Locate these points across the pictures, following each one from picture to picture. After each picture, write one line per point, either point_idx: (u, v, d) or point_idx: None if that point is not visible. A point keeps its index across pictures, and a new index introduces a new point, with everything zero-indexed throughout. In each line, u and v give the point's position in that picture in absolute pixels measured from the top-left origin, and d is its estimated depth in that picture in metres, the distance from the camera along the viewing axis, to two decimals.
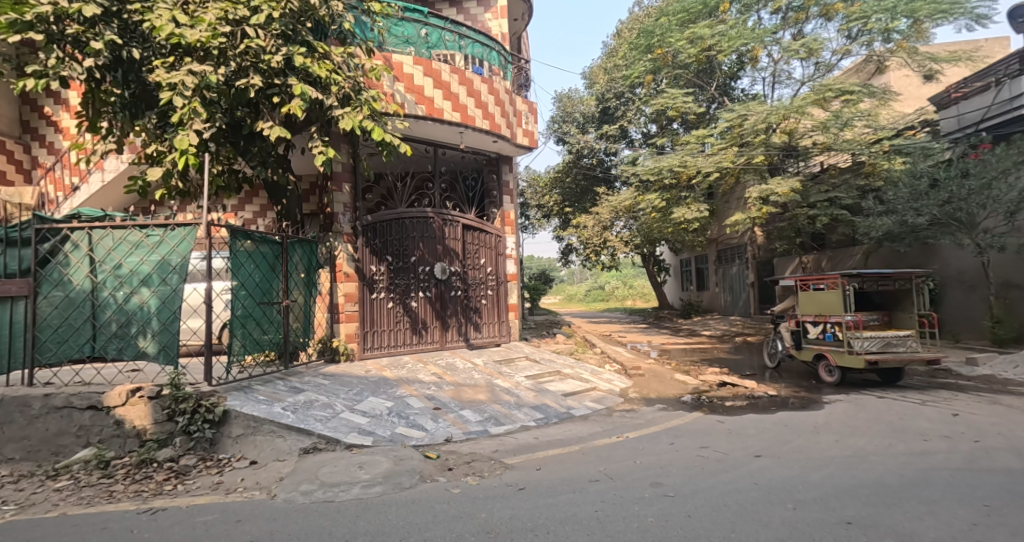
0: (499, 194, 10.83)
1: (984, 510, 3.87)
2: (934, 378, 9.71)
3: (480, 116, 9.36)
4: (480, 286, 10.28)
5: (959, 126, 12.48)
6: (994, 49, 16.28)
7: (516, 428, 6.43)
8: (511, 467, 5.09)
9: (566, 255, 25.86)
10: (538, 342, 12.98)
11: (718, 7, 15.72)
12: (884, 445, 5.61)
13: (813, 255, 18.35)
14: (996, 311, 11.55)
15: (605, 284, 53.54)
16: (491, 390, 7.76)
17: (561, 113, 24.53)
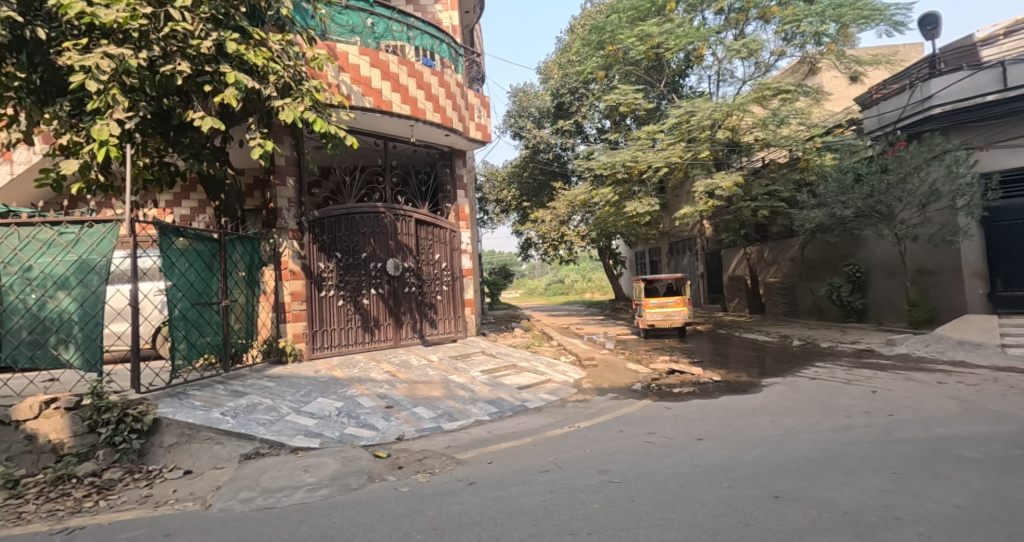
0: (454, 188, 10.79)
1: (893, 477, 4.14)
2: (860, 358, 10.32)
3: (431, 109, 9.22)
4: (435, 282, 10.19)
5: (880, 125, 13.14)
6: (911, 53, 17.45)
7: (470, 424, 6.40)
8: (463, 462, 5.08)
9: (525, 249, 25.95)
10: (495, 336, 13.01)
11: (665, 6, 16.08)
12: (813, 422, 5.91)
13: (756, 246, 19.18)
14: (911, 296, 12.36)
15: (564, 277, 54.13)
16: (446, 386, 7.71)
17: (516, 107, 24.91)
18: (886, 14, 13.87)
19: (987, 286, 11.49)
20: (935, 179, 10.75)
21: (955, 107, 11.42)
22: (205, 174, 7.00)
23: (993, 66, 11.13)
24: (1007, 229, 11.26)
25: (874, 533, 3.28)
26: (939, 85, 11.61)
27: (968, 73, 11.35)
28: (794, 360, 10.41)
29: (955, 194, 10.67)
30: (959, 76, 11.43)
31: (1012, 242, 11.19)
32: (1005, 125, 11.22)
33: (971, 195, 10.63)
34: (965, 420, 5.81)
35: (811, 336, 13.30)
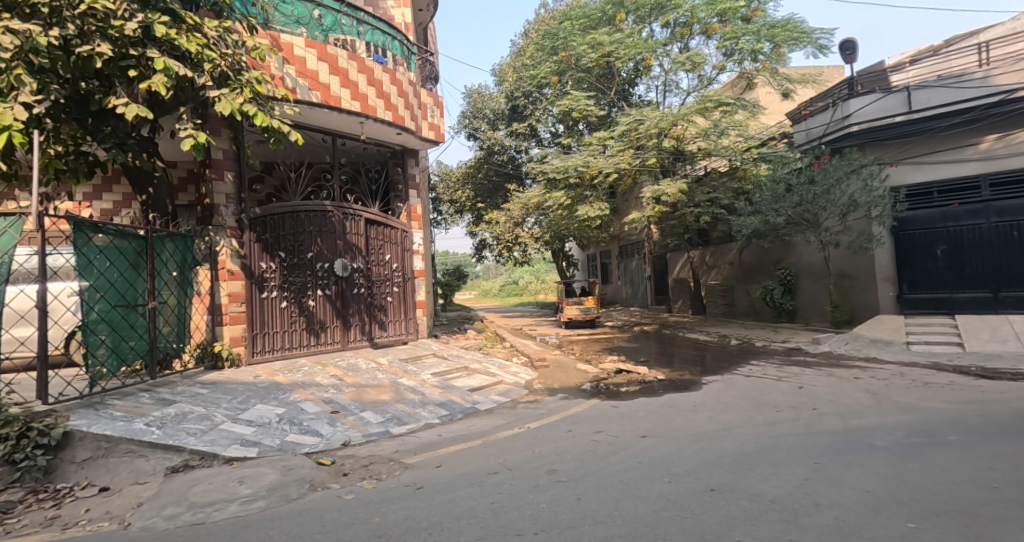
0: (405, 187, 10.50)
1: (815, 466, 4.30)
2: (789, 356, 10.77)
3: (382, 107, 8.96)
4: (385, 283, 9.92)
5: (807, 140, 13.62)
6: (833, 74, 18.64)
7: (419, 427, 6.23)
8: (411, 466, 4.91)
9: (479, 250, 25.84)
10: (446, 338, 12.84)
11: (615, 16, 16.44)
12: (747, 417, 6.08)
13: (699, 250, 19.80)
14: (834, 297, 13.02)
15: (518, 279, 54.43)
16: (396, 389, 7.49)
17: (470, 108, 24.69)
18: (812, 37, 14.99)
19: (896, 288, 12.31)
20: (852, 192, 11.53)
21: (870, 125, 12.04)
22: (130, 165, 6.53)
23: (898, 90, 11.76)
24: (911, 238, 12.12)
25: (797, 519, 3.36)
26: (856, 105, 12.24)
27: (881, 95, 11.97)
28: (735, 358, 10.75)
29: (871, 205, 11.45)
30: (874, 97, 12.04)
31: (915, 250, 12.07)
32: (912, 142, 11.92)
33: (883, 206, 11.45)
34: (877, 411, 6.15)
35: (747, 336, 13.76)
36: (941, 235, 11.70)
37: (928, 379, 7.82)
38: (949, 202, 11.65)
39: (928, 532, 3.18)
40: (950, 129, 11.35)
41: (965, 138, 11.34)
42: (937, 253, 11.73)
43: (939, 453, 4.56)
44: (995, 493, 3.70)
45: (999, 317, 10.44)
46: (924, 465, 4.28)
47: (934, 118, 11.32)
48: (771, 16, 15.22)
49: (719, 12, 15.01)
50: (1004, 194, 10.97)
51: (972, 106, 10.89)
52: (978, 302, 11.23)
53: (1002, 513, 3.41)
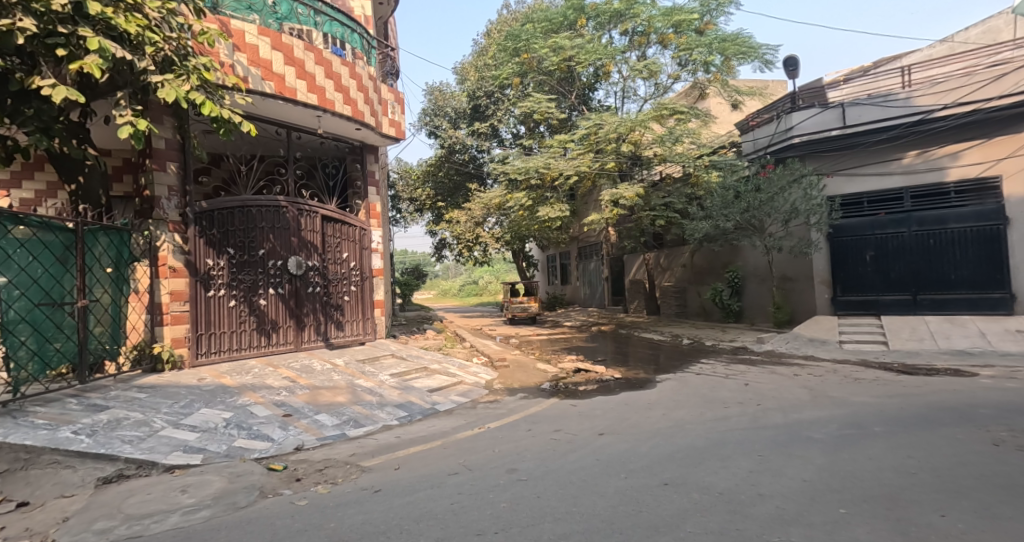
0: (364, 184, 10.24)
1: (759, 458, 4.37)
2: (736, 355, 11.00)
3: (340, 100, 8.69)
4: (343, 281, 9.63)
5: (754, 149, 14.13)
6: (778, 89, 19.53)
7: (377, 429, 6.03)
8: (368, 469, 4.73)
9: (439, 249, 25.56)
10: (404, 338, 12.61)
11: (576, 21, 16.58)
12: (698, 413, 6.16)
13: (653, 253, 20.15)
14: (777, 299, 13.44)
15: (478, 279, 54.23)
16: (352, 391, 7.24)
17: (431, 106, 24.33)
18: (760, 52, 15.52)
19: (831, 291, 12.74)
20: (794, 200, 12.02)
21: (809, 138, 12.56)
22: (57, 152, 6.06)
23: (834, 106, 12.33)
24: (843, 244, 12.60)
25: (743, 509, 3.39)
26: (799, 118, 12.71)
27: (818, 110, 12.50)
28: (690, 357, 10.93)
29: (810, 213, 11.97)
30: (812, 112, 12.57)
31: (847, 254, 12.55)
32: (846, 155, 12.43)
33: (821, 214, 12.00)
34: (811, 405, 6.35)
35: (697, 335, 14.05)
36: (870, 242, 12.26)
37: (857, 375, 8.17)
38: (877, 212, 12.23)
39: (858, 516, 3.27)
40: (876, 145, 12.00)
41: (888, 154, 11.98)
42: (866, 258, 12.28)
43: (866, 444, 4.73)
44: (914, 479, 3.87)
45: (917, 318, 11.08)
46: (854, 455, 4.43)
47: (865, 134, 11.94)
48: (722, 29, 15.61)
49: (675, 23, 15.30)
50: (924, 205, 11.65)
51: (897, 124, 11.59)
52: (902, 304, 11.84)
53: (920, 496, 3.57)
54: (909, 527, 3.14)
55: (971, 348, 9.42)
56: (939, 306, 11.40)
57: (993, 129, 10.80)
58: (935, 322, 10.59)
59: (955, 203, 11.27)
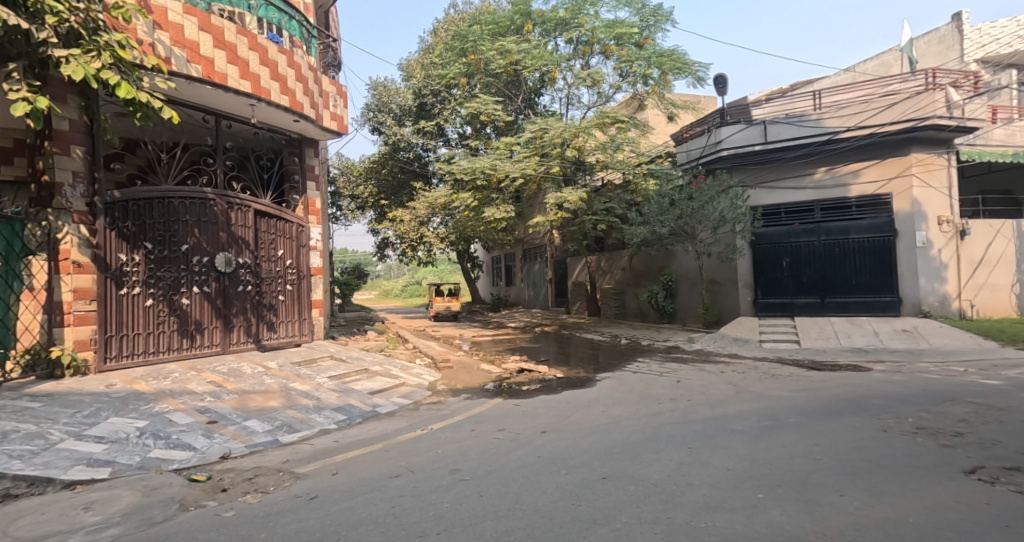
0: (302, 178, 10.24)
1: (689, 450, 4.85)
2: (667, 354, 11.70)
3: (277, 90, 8.53)
4: (277, 280, 9.55)
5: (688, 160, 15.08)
6: (710, 103, 20.84)
7: (312, 434, 6.12)
8: (303, 476, 4.80)
9: (382, 248, 25.42)
10: (345, 339, 12.57)
11: (523, 26, 17.04)
12: (634, 410, 6.65)
13: (595, 255, 20.88)
14: (706, 301, 14.34)
15: (423, 279, 53.96)
16: (287, 395, 7.25)
17: (375, 101, 24.10)
18: (693, 68, 16.52)
19: (752, 293, 13.74)
20: (722, 209, 12.83)
21: (735, 151, 13.49)
22: None
23: (757, 123, 13.35)
24: (763, 251, 13.57)
25: (674, 499, 3.78)
26: (727, 132, 13.66)
27: (743, 126, 13.49)
28: (625, 356, 11.50)
29: (737, 221, 12.85)
30: (738, 127, 13.55)
31: (766, 261, 13.51)
32: (767, 169, 13.48)
33: (746, 223, 12.91)
34: (735, 400, 6.97)
35: (634, 335, 14.90)
36: (786, 249, 13.29)
37: (774, 372, 8.95)
38: (792, 222, 13.30)
39: (773, 500, 3.73)
40: (793, 160, 13.10)
41: (803, 168, 13.06)
42: (783, 264, 13.29)
43: (781, 434, 5.31)
44: (819, 464, 4.42)
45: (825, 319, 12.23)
46: (771, 444, 4.99)
47: (784, 149, 12.98)
48: (660, 45, 16.46)
49: (617, 35, 15.99)
50: (831, 217, 12.85)
51: (809, 142, 12.75)
52: (813, 306, 12.90)
53: (824, 479, 4.09)
54: (814, 507, 3.63)
55: (868, 345, 10.52)
56: (842, 308, 12.56)
57: (887, 151, 12.22)
58: (839, 322, 11.75)
59: (855, 216, 12.58)
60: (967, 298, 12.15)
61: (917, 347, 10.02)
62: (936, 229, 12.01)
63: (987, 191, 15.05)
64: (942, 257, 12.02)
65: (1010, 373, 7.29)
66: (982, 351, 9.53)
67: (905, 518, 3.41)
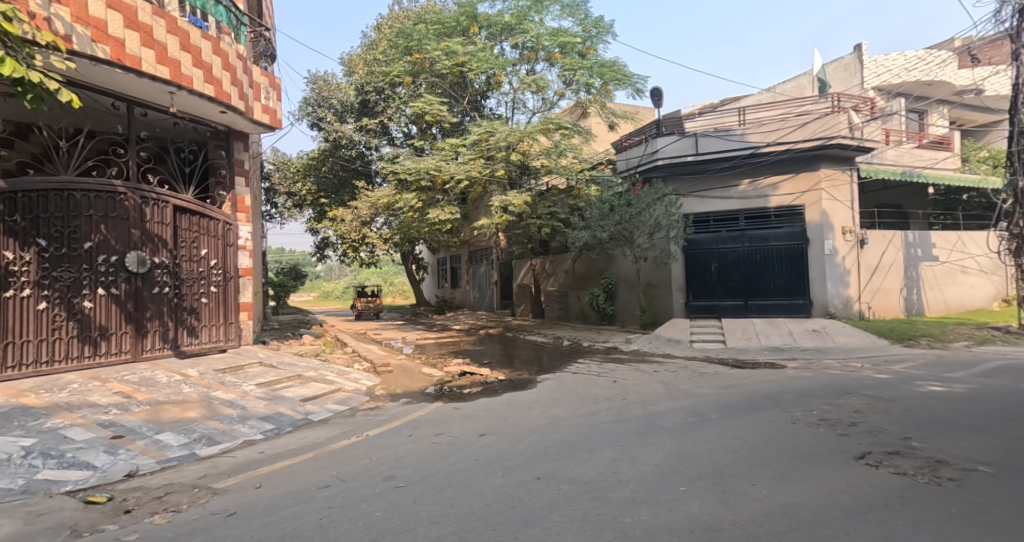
0: (229, 173, 10.02)
1: (620, 448, 5.16)
2: (605, 355, 12.16)
3: (200, 78, 8.08)
4: (200, 282, 9.27)
5: (627, 167, 15.79)
6: (647, 114, 21.84)
7: (235, 446, 5.80)
8: (222, 491, 4.48)
9: (321, 248, 24.91)
10: (278, 344, 12.27)
11: (469, 29, 17.28)
12: (571, 410, 6.95)
13: (539, 258, 21.29)
14: (643, 303, 14.87)
15: (366, 281, 53.11)
16: (208, 404, 6.99)
17: (315, 96, 23.54)
18: (632, 80, 17.24)
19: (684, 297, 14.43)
20: (657, 216, 13.54)
21: (669, 161, 14.20)
22: None
23: (689, 135, 14.15)
24: (694, 256, 14.33)
25: (604, 495, 4.00)
26: (662, 143, 14.38)
27: (677, 137, 14.25)
28: (562, 358, 11.85)
29: (670, 227, 13.60)
30: (672, 138, 14.29)
31: (696, 265, 14.30)
32: (697, 179, 14.28)
33: (678, 230, 13.68)
34: (664, 398, 7.42)
35: (576, 336, 15.53)
36: (714, 255, 14.09)
37: (702, 370, 9.54)
38: (720, 229, 14.10)
39: (693, 492, 4.00)
40: (721, 171, 13.94)
41: (729, 179, 13.94)
42: (711, 269, 14.08)
43: (703, 429, 5.72)
44: (736, 456, 4.78)
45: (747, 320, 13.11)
46: (695, 439, 5.38)
47: (712, 161, 13.82)
48: (602, 55, 17.10)
49: (561, 44, 16.44)
50: (754, 225, 13.80)
51: (733, 155, 13.66)
52: (737, 308, 13.77)
53: (740, 470, 4.42)
54: (729, 497, 3.89)
55: (784, 344, 11.36)
56: (762, 310, 13.53)
57: (800, 166, 13.33)
58: (760, 323, 12.68)
59: (774, 225, 13.61)
60: (866, 301, 13.39)
61: (825, 345, 10.93)
62: (842, 239, 13.19)
63: (883, 205, 16.64)
64: (847, 264, 13.21)
65: (899, 368, 8.16)
66: (882, 349, 10.50)
67: (806, 502, 3.71)
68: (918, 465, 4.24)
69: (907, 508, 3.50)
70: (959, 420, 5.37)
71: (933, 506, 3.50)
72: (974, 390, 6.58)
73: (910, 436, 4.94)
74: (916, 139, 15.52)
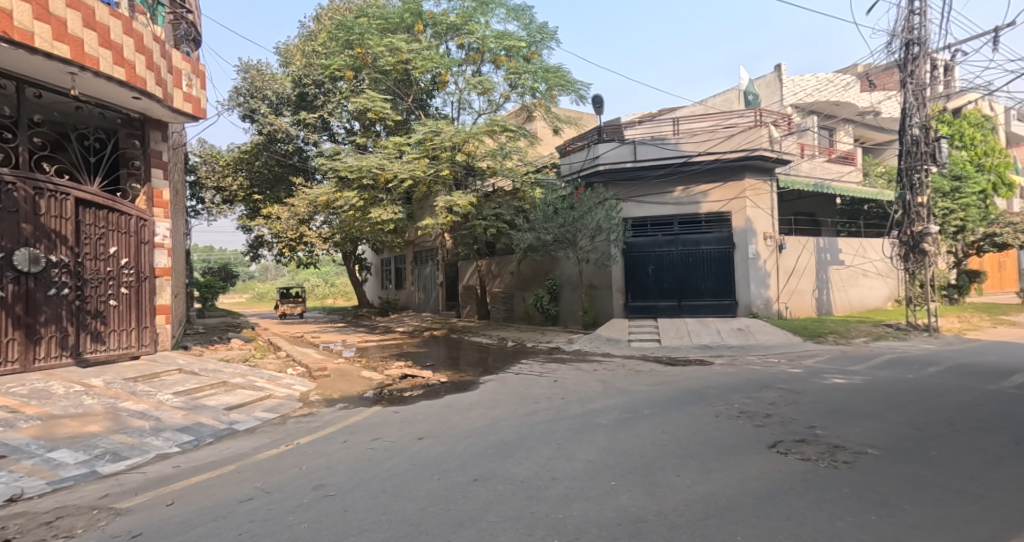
0: (144, 164, 9.62)
1: (556, 446, 5.40)
2: (545, 355, 12.48)
3: (108, 59, 7.59)
4: (106, 283, 8.83)
5: (570, 171, 16.21)
6: (590, 120, 22.51)
7: (145, 461, 5.57)
8: (128, 510, 4.31)
9: (255, 248, 24.17)
10: (202, 350, 11.81)
11: (414, 26, 17.28)
12: (512, 411, 7.15)
13: (485, 259, 21.45)
14: (585, 303, 15.23)
15: (306, 281, 51.75)
16: (115, 417, 6.68)
17: (247, 85, 22.72)
18: (576, 86, 17.68)
19: (624, 298, 14.96)
20: (599, 219, 13.90)
21: (611, 167, 14.68)
22: None
23: (629, 142, 14.67)
24: (632, 259, 14.88)
25: (538, 493, 4.21)
26: (603, 149, 14.86)
27: (617, 144, 14.75)
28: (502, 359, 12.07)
29: (611, 231, 13.98)
30: (613, 145, 14.78)
31: (634, 267, 14.86)
32: (635, 185, 14.86)
33: (619, 233, 14.09)
34: (600, 396, 7.77)
35: (519, 336, 15.82)
36: (651, 257, 14.69)
37: (638, 368, 10.01)
38: (656, 233, 14.77)
39: (623, 485, 4.28)
40: (658, 177, 14.58)
41: (665, 186, 14.61)
42: (648, 271, 14.68)
43: (635, 425, 6.05)
44: (663, 449, 5.12)
45: (681, 320, 13.77)
46: (627, 434, 5.71)
47: (650, 168, 14.43)
48: (547, 61, 17.47)
49: (506, 47, 16.66)
50: (687, 230, 14.55)
51: (668, 163, 14.32)
52: (672, 308, 14.43)
53: (666, 462, 4.74)
54: (654, 488, 4.19)
55: (713, 342, 12.03)
56: (694, 310, 14.26)
57: (727, 175, 14.19)
58: (692, 322, 13.34)
59: (705, 230, 14.40)
60: (783, 302, 14.40)
61: (750, 342, 11.67)
62: (764, 244, 14.14)
63: (800, 213, 17.97)
64: (768, 267, 14.16)
65: (810, 362, 8.90)
66: (797, 346, 11.32)
67: (722, 490, 4.05)
68: (820, 450, 4.71)
69: (808, 490, 3.90)
70: (859, 408, 5.97)
71: (828, 487, 3.92)
72: (870, 380, 7.32)
73: (815, 424, 5.44)
74: (825, 153, 16.83)
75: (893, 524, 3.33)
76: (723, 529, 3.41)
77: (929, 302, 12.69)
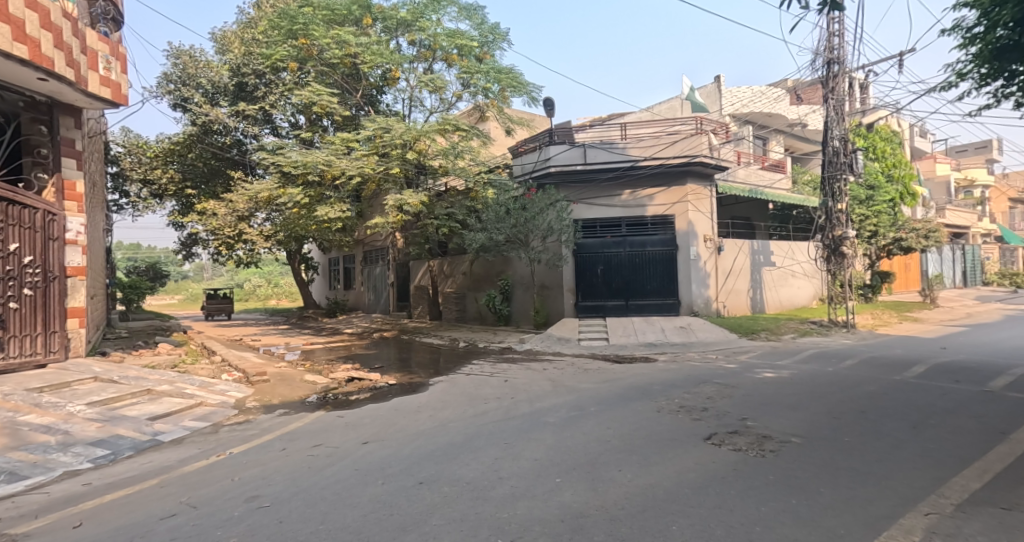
0: (52, 153, 9.09)
1: (504, 446, 5.53)
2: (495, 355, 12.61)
3: (4, 34, 7.05)
4: (8, 283, 8.32)
5: (522, 172, 16.35)
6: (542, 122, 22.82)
7: (51, 479, 5.31)
8: (32, 535, 4.12)
9: (188, 246, 23.40)
10: (126, 356, 11.28)
11: (362, 19, 17.02)
12: (461, 412, 7.22)
13: (438, 259, 21.38)
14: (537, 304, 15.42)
15: (248, 280, 49.80)
16: (14, 433, 6.31)
17: (179, 72, 21.63)
18: (528, 88, 17.92)
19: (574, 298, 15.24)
20: (550, 220, 14.10)
21: (562, 169, 14.96)
22: None
23: (579, 145, 14.99)
24: (582, 260, 15.18)
25: (483, 494, 4.32)
26: (554, 151, 15.15)
27: (568, 146, 15.07)
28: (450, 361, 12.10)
29: (562, 231, 14.23)
30: (563, 147, 15.10)
31: (584, 268, 15.18)
32: (585, 187, 15.15)
33: (570, 234, 14.38)
34: (549, 395, 7.95)
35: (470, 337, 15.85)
36: (600, 258, 15.05)
37: (586, 367, 10.27)
38: (606, 235, 15.16)
39: (566, 483, 4.45)
40: (607, 179, 14.94)
41: (613, 189, 15.02)
42: (597, 271, 15.04)
43: (580, 423, 6.25)
44: (607, 445, 5.33)
45: (628, 319, 14.18)
46: (573, 432, 5.90)
47: (599, 170, 14.80)
48: (499, 61, 17.59)
49: (458, 46, 16.71)
50: (634, 232, 15.02)
51: (616, 166, 14.76)
52: (620, 307, 14.84)
53: (609, 458, 4.95)
54: (597, 483, 4.38)
55: (658, 340, 12.48)
56: (640, 309, 14.72)
57: (671, 180, 14.76)
58: (637, 322, 13.77)
59: (651, 232, 14.91)
60: (722, 301, 15.11)
61: (691, 340, 12.18)
62: (704, 246, 14.81)
63: (736, 217, 19.10)
64: (708, 268, 14.83)
65: (744, 358, 9.42)
66: (734, 343, 11.90)
67: (660, 482, 4.28)
68: (750, 441, 5.04)
69: (737, 479, 4.18)
70: (788, 400, 6.40)
71: (755, 475, 4.22)
72: (798, 374, 7.84)
73: (746, 416, 5.80)
74: (759, 161, 17.53)
75: (810, 506, 3.63)
76: (650, 521, 3.62)
77: (848, 300, 13.60)
